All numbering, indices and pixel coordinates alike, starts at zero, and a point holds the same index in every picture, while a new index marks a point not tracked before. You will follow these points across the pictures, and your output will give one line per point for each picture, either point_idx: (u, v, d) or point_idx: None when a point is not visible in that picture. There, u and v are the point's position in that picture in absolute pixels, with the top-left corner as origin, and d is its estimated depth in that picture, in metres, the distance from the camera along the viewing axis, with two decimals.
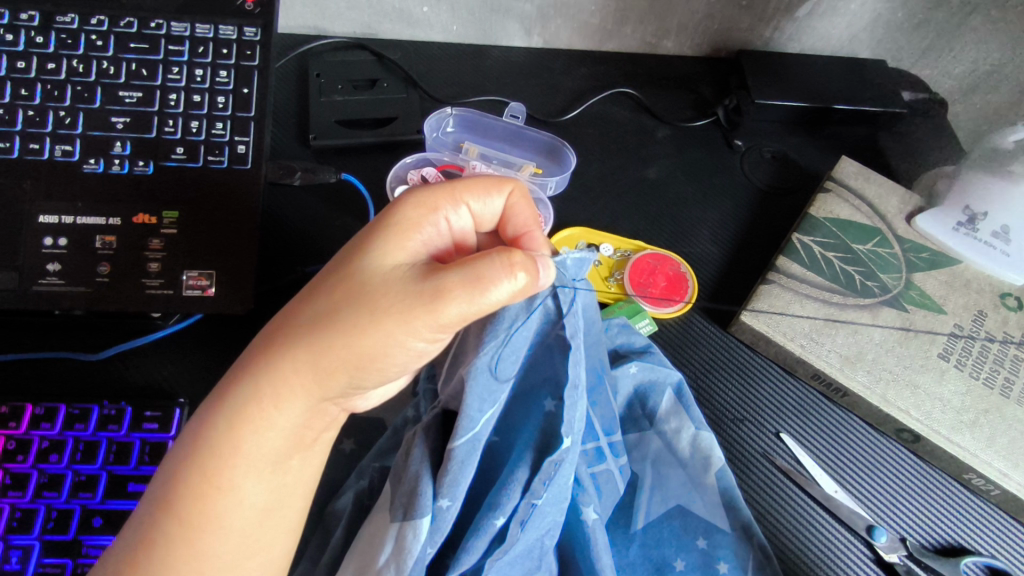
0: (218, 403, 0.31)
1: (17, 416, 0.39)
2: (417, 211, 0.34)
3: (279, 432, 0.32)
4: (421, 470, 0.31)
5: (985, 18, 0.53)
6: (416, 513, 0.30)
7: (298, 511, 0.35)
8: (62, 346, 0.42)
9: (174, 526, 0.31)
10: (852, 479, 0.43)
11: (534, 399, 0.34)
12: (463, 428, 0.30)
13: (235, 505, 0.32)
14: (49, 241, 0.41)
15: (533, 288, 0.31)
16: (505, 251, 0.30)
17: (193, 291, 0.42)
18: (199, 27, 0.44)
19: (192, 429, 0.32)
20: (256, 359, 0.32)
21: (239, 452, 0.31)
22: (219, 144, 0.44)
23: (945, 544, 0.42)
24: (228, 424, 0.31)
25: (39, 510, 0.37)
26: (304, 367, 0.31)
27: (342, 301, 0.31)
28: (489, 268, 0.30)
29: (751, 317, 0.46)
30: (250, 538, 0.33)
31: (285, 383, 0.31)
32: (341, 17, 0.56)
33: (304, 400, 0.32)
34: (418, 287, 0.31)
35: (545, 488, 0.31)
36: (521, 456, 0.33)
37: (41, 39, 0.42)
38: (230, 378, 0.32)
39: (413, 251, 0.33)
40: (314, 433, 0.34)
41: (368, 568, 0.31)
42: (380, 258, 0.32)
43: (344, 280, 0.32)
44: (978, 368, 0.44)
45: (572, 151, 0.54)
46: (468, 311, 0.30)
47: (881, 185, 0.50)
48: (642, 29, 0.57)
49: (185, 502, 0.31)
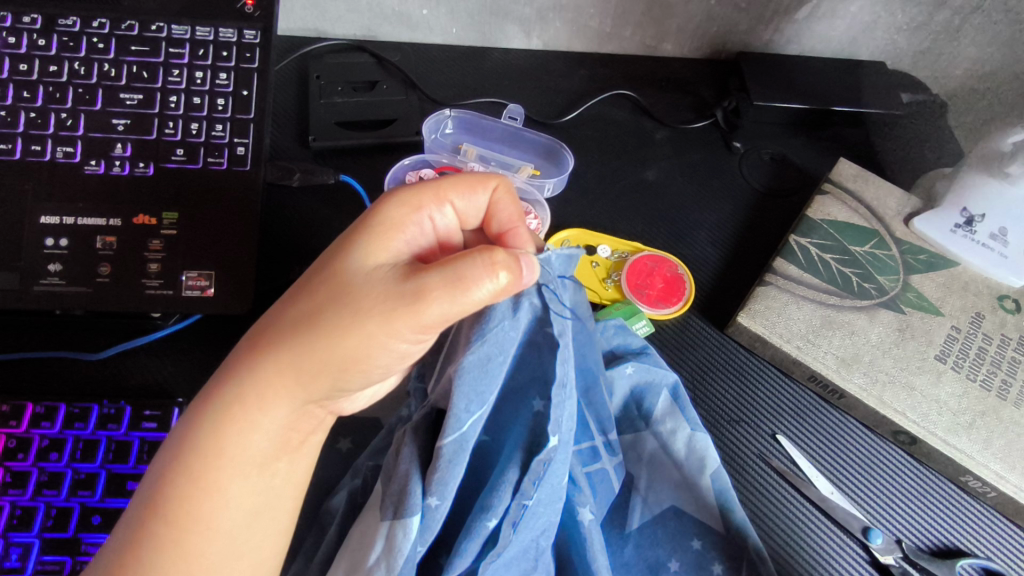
0: (203, 406, 0.32)
1: (18, 415, 0.39)
2: (400, 211, 0.34)
3: (265, 433, 0.32)
4: (411, 469, 0.32)
5: (985, 20, 0.53)
6: (406, 511, 0.31)
7: (288, 512, 0.35)
8: (64, 346, 0.43)
9: (161, 527, 0.31)
10: (848, 480, 0.43)
11: (523, 400, 0.33)
12: (451, 426, 0.31)
13: (222, 506, 0.32)
14: (50, 242, 0.42)
15: (516, 288, 0.30)
16: (486, 250, 0.30)
17: (192, 291, 0.42)
18: (199, 29, 0.44)
19: (179, 431, 0.32)
20: (240, 361, 0.32)
21: (224, 454, 0.32)
22: (219, 145, 0.44)
23: (941, 546, 0.42)
24: (213, 426, 0.31)
25: (39, 508, 0.37)
26: (288, 369, 0.31)
27: (325, 303, 0.31)
28: (470, 268, 0.30)
29: (748, 319, 0.46)
30: (239, 539, 0.33)
31: (270, 385, 0.32)
32: (341, 20, 0.56)
33: (289, 402, 0.32)
34: (400, 288, 0.31)
35: (535, 489, 0.31)
36: (510, 458, 0.33)
37: (43, 42, 0.43)
38: (215, 381, 0.32)
39: (395, 252, 0.34)
40: (301, 435, 0.34)
41: (359, 567, 0.31)
42: (362, 259, 0.33)
43: (326, 282, 0.32)
44: (975, 370, 0.43)
45: (570, 153, 0.54)
46: (449, 311, 0.30)
47: (879, 188, 0.51)
48: (640, 31, 0.57)
49: (173, 503, 0.31)
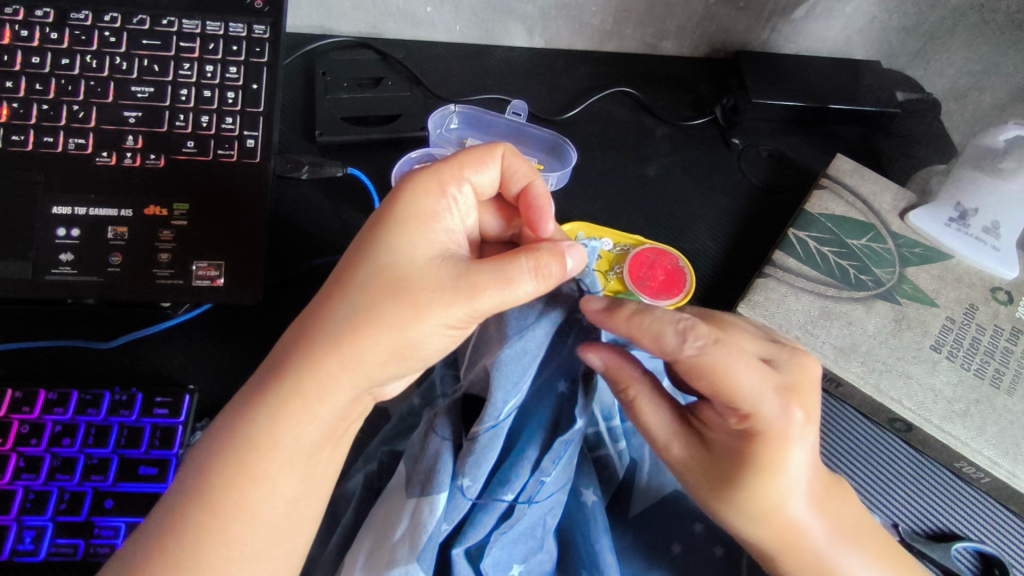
0: (258, 399, 0.32)
1: (31, 401, 0.39)
2: (430, 201, 0.35)
3: (319, 424, 0.32)
4: (441, 449, 0.34)
5: (977, 20, 0.54)
6: (434, 489, 0.32)
7: (322, 501, 0.35)
8: (76, 335, 0.44)
9: (204, 514, 0.31)
10: (847, 468, 0.45)
11: (545, 382, 0.35)
12: (490, 415, 0.32)
13: (268, 495, 0.32)
14: (62, 232, 0.42)
15: (559, 280, 0.33)
16: (531, 252, 0.33)
17: (203, 281, 0.43)
18: (209, 24, 0.45)
19: (227, 421, 0.32)
20: (298, 354, 0.32)
21: (278, 444, 0.32)
22: (229, 138, 0.45)
23: (937, 530, 0.44)
24: (270, 418, 0.32)
25: (52, 492, 0.38)
26: (347, 362, 0.31)
27: (380, 297, 0.32)
28: (516, 268, 0.32)
29: (748, 309, 0.46)
30: (278, 526, 0.33)
31: (331, 379, 0.32)
32: (346, 17, 0.56)
33: (345, 394, 0.32)
34: (453, 283, 0.32)
35: (554, 467, 0.34)
36: (529, 437, 0.35)
37: (56, 35, 0.43)
38: (269, 374, 0.32)
39: (437, 240, 0.34)
40: (346, 425, 0.34)
41: (384, 542, 0.33)
42: (409, 252, 0.33)
43: (380, 278, 0.32)
44: (969, 359, 0.45)
45: (573, 148, 0.55)
46: (502, 303, 0.32)
47: (876, 182, 0.52)
48: (641, 30, 0.58)
49: (218, 491, 0.31)
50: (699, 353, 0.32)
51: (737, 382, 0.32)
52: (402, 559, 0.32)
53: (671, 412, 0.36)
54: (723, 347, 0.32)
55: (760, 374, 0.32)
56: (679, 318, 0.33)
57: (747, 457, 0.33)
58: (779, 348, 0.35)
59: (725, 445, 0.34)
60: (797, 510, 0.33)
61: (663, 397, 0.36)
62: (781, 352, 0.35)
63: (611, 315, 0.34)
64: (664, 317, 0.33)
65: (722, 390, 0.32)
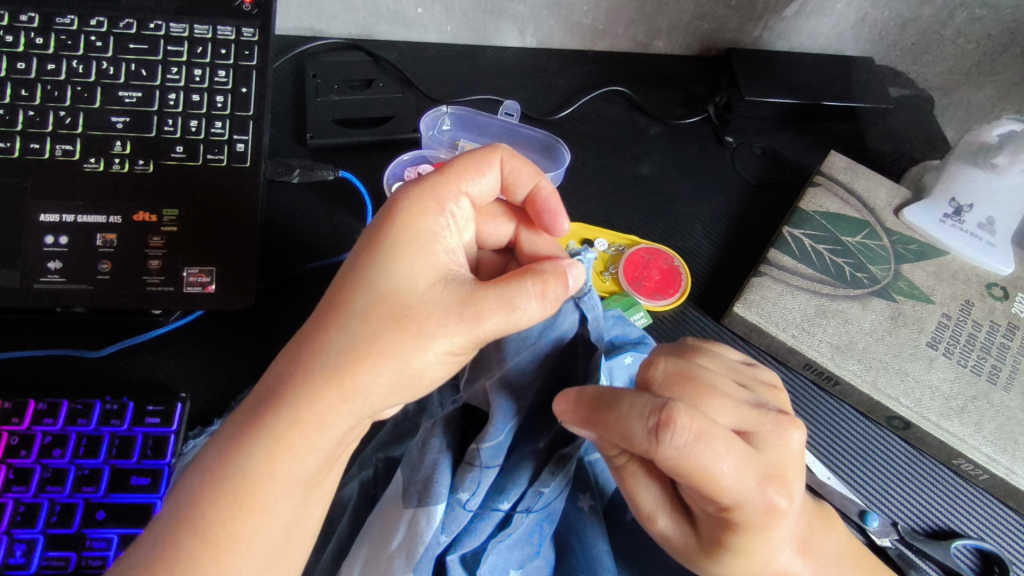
0: (253, 429, 0.30)
1: (21, 411, 0.39)
2: (430, 221, 0.34)
3: (320, 454, 0.31)
4: (439, 459, 0.33)
5: (969, 15, 0.54)
6: (431, 500, 0.32)
7: (316, 519, 0.34)
8: (66, 344, 0.43)
9: (197, 546, 0.30)
10: (848, 469, 0.44)
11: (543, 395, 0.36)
12: (492, 433, 0.32)
13: (265, 525, 0.31)
14: (50, 240, 0.42)
15: (562, 301, 0.33)
16: (537, 274, 0.33)
17: (193, 287, 0.43)
18: (197, 27, 0.45)
19: (218, 452, 0.31)
20: (296, 385, 0.30)
21: (274, 478, 0.30)
22: (218, 142, 0.44)
23: (937, 528, 0.43)
24: (266, 450, 0.30)
25: (42, 504, 0.37)
26: (349, 393, 0.30)
27: (383, 327, 0.31)
28: (521, 291, 0.32)
29: (744, 309, 0.46)
30: (272, 552, 0.32)
31: (332, 411, 0.30)
32: (336, 18, 0.56)
33: (345, 423, 0.31)
34: (456, 308, 0.31)
35: (553, 477, 0.34)
36: (526, 448, 0.34)
37: (41, 40, 0.43)
38: (263, 400, 0.31)
39: (439, 262, 0.33)
40: (342, 449, 0.34)
41: (381, 552, 0.33)
42: (410, 277, 0.32)
43: (381, 306, 0.31)
44: (966, 356, 0.44)
45: (567, 149, 0.54)
46: (506, 327, 0.32)
47: (869, 179, 0.52)
48: (633, 29, 0.58)
49: (212, 521, 0.30)
50: (677, 451, 0.28)
51: (721, 476, 0.28)
52: (398, 569, 0.33)
53: (658, 485, 0.33)
54: (704, 443, 0.28)
55: (745, 465, 0.29)
56: (653, 405, 0.29)
57: (729, 536, 0.31)
58: (760, 416, 0.32)
59: (712, 527, 0.31)
60: (783, 562, 0.33)
61: (652, 473, 0.33)
62: (763, 424, 0.31)
63: (580, 407, 0.31)
64: (635, 412, 0.29)
65: (705, 485, 0.28)
